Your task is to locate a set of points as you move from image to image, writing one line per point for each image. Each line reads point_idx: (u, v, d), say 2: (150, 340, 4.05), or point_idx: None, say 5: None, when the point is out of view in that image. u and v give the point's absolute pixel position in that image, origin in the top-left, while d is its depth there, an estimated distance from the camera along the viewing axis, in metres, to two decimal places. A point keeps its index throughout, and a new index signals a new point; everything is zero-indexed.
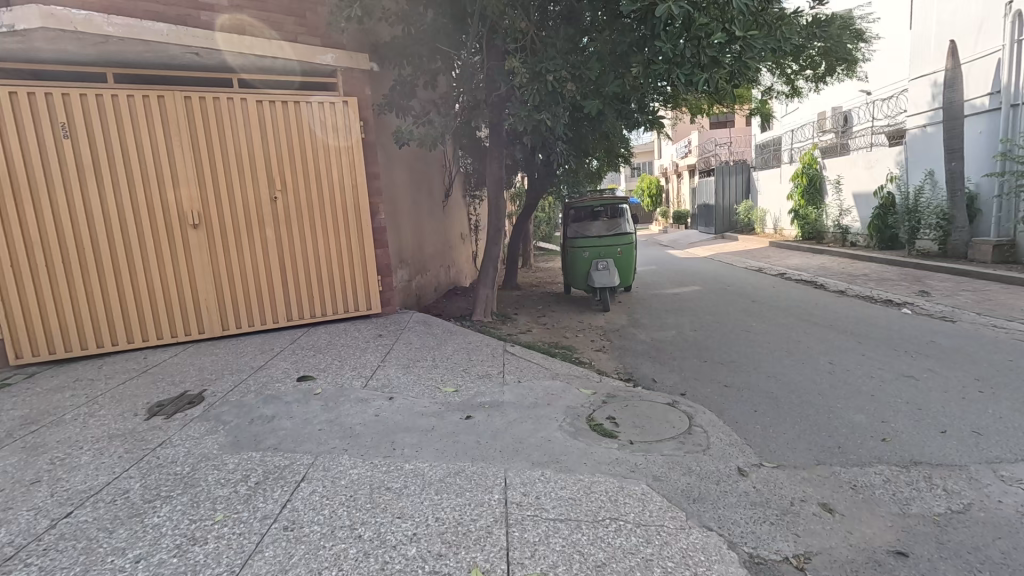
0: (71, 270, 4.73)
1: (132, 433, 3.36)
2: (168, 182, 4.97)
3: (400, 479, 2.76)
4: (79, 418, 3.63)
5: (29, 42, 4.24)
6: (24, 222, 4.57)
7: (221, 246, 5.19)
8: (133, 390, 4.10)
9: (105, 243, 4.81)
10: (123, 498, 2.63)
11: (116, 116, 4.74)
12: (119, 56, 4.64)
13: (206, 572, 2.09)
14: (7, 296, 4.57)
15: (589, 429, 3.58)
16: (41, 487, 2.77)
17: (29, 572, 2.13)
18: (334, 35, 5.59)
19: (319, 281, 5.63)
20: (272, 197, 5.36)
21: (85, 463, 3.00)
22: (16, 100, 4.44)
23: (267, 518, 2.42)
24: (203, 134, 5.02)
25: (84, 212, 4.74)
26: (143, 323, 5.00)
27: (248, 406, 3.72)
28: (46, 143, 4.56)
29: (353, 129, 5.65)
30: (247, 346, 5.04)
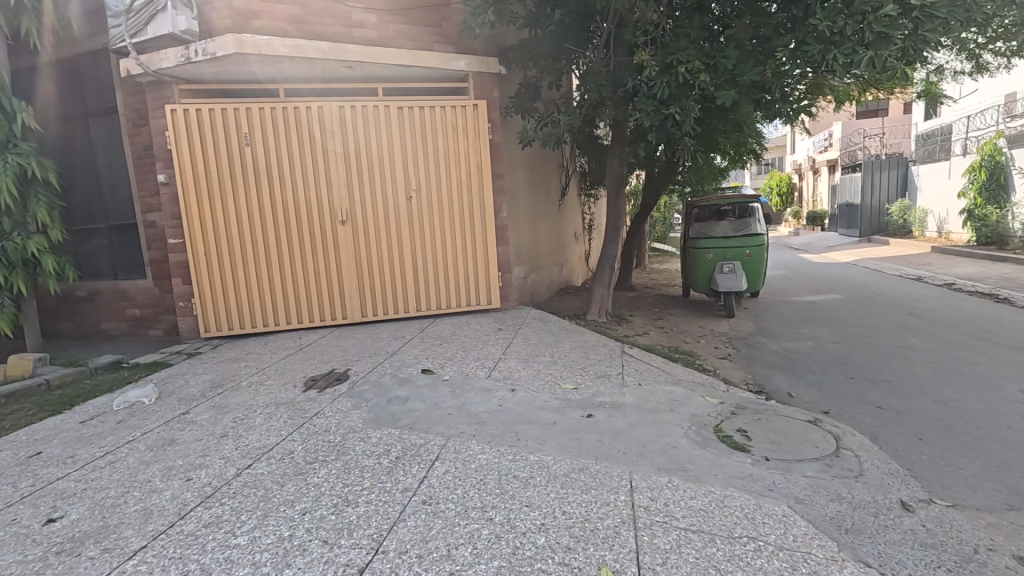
0: (247, 259, 5.53)
1: (293, 402, 3.85)
2: (322, 183, 5.59)
3: (525, 469, 2.83)
4: (253, 385, 4.24)
5: (224, 66, 5.03)
6: (215, 218, 5.44)
7: (363, 241, 5.73)
8: (293, 364, 4.70)
9: (272, 237, 5.55)
10: (289, 458, 3.02)
11: (286, 126, 5.44)
12: (289, 73, 5.33)
13: (359, 531, 2.32)
14: (200, 280, 5.49)
15: (718, 441, 3.39)
16: (228, 440, 3.29)
17: (224, 509, 2.54)
18: (466, 42, 5.87)
19: (446, 275, 5.98)
20: (407, 196, 5.79)
21: (259, 424, 3.50)
22: (214, 115, 5.32)
23: (407, 491, 2.63)
24: (353, 140, 5.58)
25: (258, 209, 5.50)
26: (299, 307, 5.69)
27: (385, 386, 4.08)
28: (233, 150, 5.39)
29: (482, 131, 5.91)
30: (382, 332, 5.52)
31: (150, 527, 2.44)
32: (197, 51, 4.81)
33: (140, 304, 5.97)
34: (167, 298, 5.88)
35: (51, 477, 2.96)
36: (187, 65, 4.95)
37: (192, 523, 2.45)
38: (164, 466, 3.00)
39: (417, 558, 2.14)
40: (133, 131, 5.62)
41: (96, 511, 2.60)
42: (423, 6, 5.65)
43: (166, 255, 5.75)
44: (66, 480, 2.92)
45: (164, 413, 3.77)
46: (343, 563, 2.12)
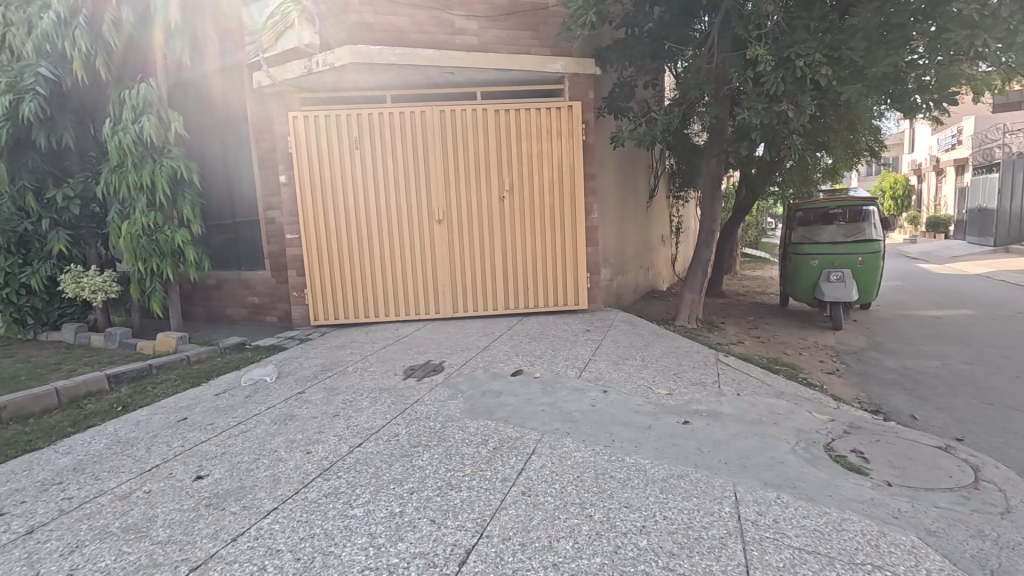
0: (352, 254, 5.96)
1: (395, 388, 4.09)
2: (422, 184, 5.89)
3: (623, 470, 2.81)
4: (358, 371, 4.56)
5: (340, 75, 5.46)
6: (326, 216, 5.91)
7: (458, 240, 5.96)
8: (392, 354, 4.99)
9: (375, 234, 5.93)
10: (394, 440, 3.22)
11: (392, 130, 5.79)
12: (396, 80, 5.67)
13: (464, 514, 2.43)
14: (312, 273, 5.97)
15: (830, 460, 3.15)
16: (339, 419, 3.57)
17: (341, 482, 2.76)
18: (563, 44, 5.91)
19: (535, 275, 6.06)
20: (500, 197, 5.94)
21: (366, 406, 3.76)
22: (330, 122, 5.79)
23: (506, 480, 2.71)
24: (452, 142, 5.82)
25: (364, 208, 5.90)
26: (397, 301, 6.03)
27: (479, 379, 4.22)
28: (344, 153, 5.82)
29: (576, 132, 5.91)
30: (472, 328, 5.71)
31: (279, 491, 2.71)
32: (318, 62, 5.28)
33: (259, 293, 6.62)
34: (282, 288, 6.47)
35: (195, 440, 3.37)
36: (308, 75, 5.43)
37: (314, 491, 2.69)
38: (286, 439, 3.31)
39: (520, 545, 2.21)
40: (259, 137, 6.24)
41: (234, 473, 2.93)
42: (521, 11, 5.77)
43: (284, 249, 6.33)
44: (208, 444, 3.31)
45: (283, 391, 4.17)
46: (452, 542, 2.23)
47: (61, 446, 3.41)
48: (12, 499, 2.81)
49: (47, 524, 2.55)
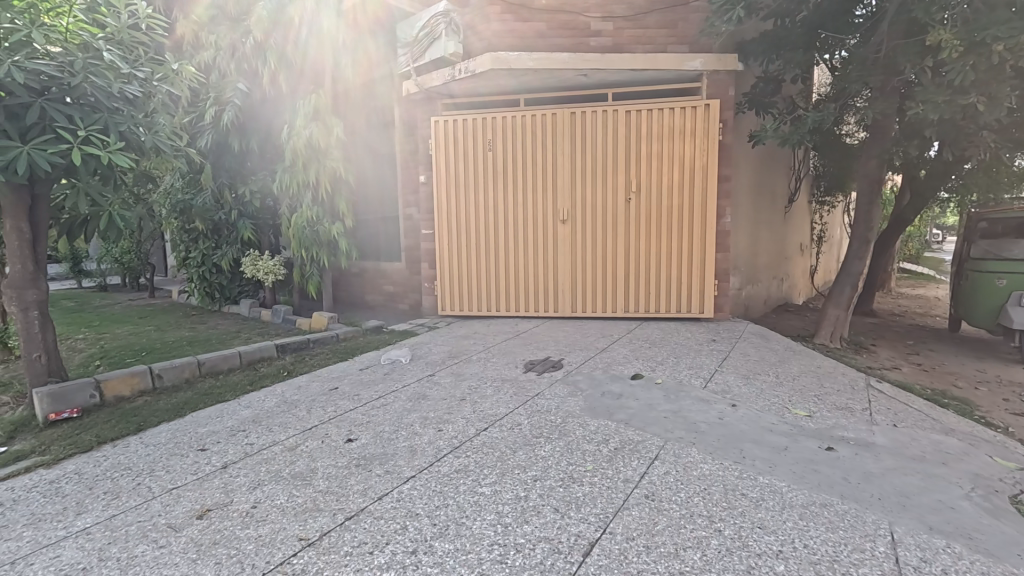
0: (480, 249, 6.29)
1: (517, 380, 4.27)
2: (548, 185, 6.02)
3: (756, 489, 2.64)
4: (481, 360, 4.81)
5: (479, 81, 5.78)
6: (458, 212, 6.30)
7: (581, 240, 6.01)
8: (513, 347, 5.18)
9: (501, 232, 6.20)
10: (518, 428, 3.36)
11: (524, 132, 6.01)
12: (531, 84, 5.87)
13: (587, 508, 2.47)
14: (443, 265, 6.42)
15: (1018, 515, 2.66)
16: (466, 403, 3.80)
17: (469, 461, 2.95)
18: (704, 40, 5.66)
19: (657, 278, 5.90)
20: (627, 198, 5.86)
21: (490, 394, 3.96)
22: (467, 124, 6.16)
23: (629, 482, 2.69)
24: (581, 143, 5.88)
25: (492, 206, 6.19)
26: (518, 296, 6.25)
27: (598, 379, 4.23)
28: (478, 154, 6.16)
29: (712, 132, 5.62)
30: (590, 329, 5.73)
31: (416, 461, 2.97)
32: (461, 70, 5.64)
33: (395, 282, 7.26)
34: (415, 278, 7.04)
35: (346, 407, 3.83)
36: (451, 83, 5.84)
37: (446, 466, 2.91)
38: (420, 415, 3.62)
39: (645, 547, 2.19)
40: (404, 140, 6.84)
41: (378, 440, 3.28)
42: (660, 9, 5.63)
43: (418, 243, 6.86)
44: (355, 412, 3.73)
45: (416, 372, 4.55)
46: (575, 533, 2.28)
47: (244, 400, 4.07)
48: (211, 438, 3.42)
49: (236, 462, 3.06)
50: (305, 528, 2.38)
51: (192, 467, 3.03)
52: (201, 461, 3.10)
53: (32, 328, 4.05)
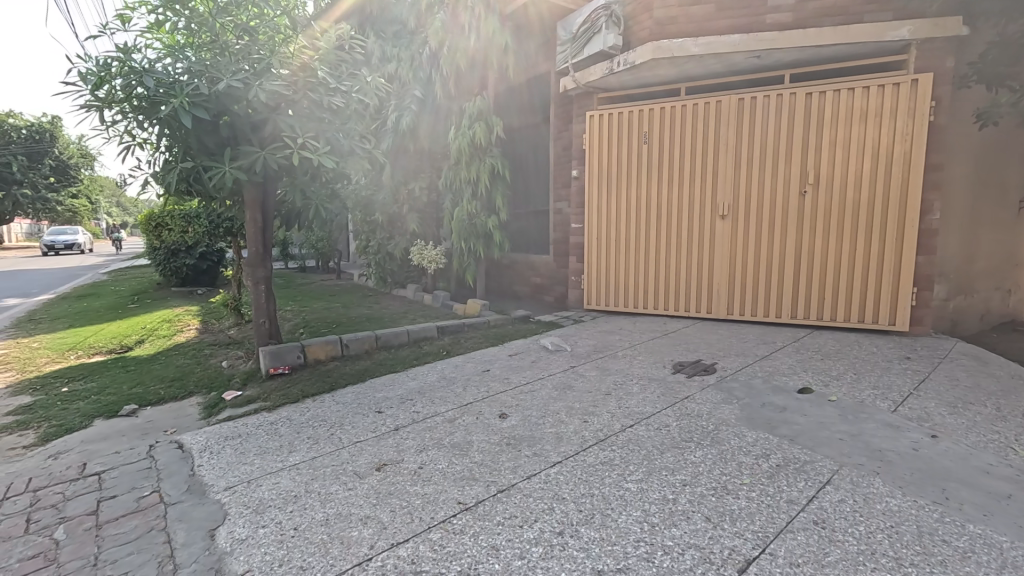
0: (629, 244, 6.19)
1: (665, 380, 4.13)
2: (708, 178, 5.66)
3: (963, 539, 2.20)
4: (627, 357, 4.76)
5: (638, 73, 5.66)
6: (609, 207, 6.29)
7: (743, 238, 5.55)
8: (661, 347, 5.01)
9: (654, 228, 6.02)
10: (666, 430, 3.25)
11: (683, 122, 5.74)
12: (694, 71, 5.58)
13: (743, 523, 2.31)
14: (591, 260, 6.50)
15: None
16: (612, 399, 3.79)
17: (615, 455, 2.95)
18: (915, 2, 4.77)
19: (835, 283, 5.20)
20: (801, 191, 5.25)
21: (636, 392, 3.90)
22: (622, 117, 6.10)
23: (793, 504, 2.45)
24: (748, 132, 5.42)
25: (645, 201, 6.05)
26: (667, 296, 6.03)
27: (757, 388, 3.89)
28: (633, 147, 6.05)
29: (920, 112, 4.73)
30: (749, 334, 5.29)
31: (562, 448, 3.07)
32: (620, 62, 5.58)
33: (542, 274, 7.47)
34: (561, 272, 7.16)
35: (497, 389, 4.09)
36: (609, 76, 5.81)
37: (592, 457, 2.96)
38: (566, 405, 3.71)
39: None
40: (558, 135, 6.99)
41: (526, 423, 3.45)
42: None
43: (567, 236, 6.97)
44: (505, 395, 3.97)
45: (562, 362, 4.66)
46: (730, 546, 2.15)
47: (411, 373, 4.59)
48: (386, 403, 3.92)
49: (406, 427, 3.47)
50: (463, 494, 2.61)
51: (372, 426, 3.52)
52: (379, 421, 3.59)
53: (261, 298, 5.05)
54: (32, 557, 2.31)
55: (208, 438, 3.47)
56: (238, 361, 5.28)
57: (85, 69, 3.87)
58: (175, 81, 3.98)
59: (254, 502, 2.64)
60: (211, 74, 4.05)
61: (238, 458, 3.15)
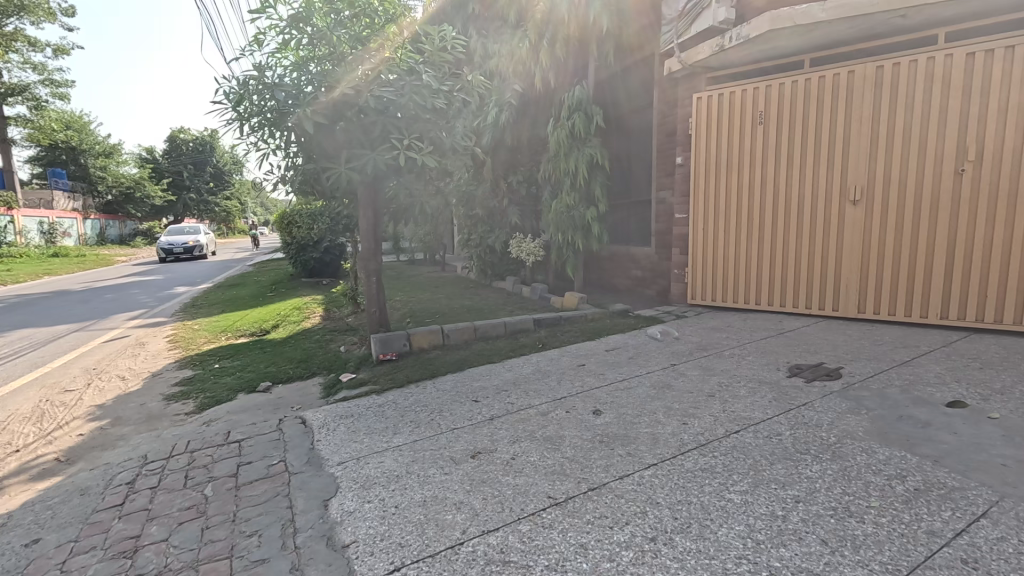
0: (740, 235, 5.74)
1: (779, 384, 3.77)
2: (837, 159, 5.04)
3: None
4: (735, 356, 4.42)
5: (752, 47, 5.18)
6: (718, 194, 5.88)
7: (878, 226, 4.87)
8: (775, 347, 4.58)
9: (770, 216, 5.51)
10: (777, 439, 2.97)
11: (807, 98, 5.16)
12: (820, 40, 4.98)
13: (869, 552, 2.03)
14: (696, 251, 6.13)
15: None
16: (716, 401, 3.54)
17: (717, 462, 2.76)
18: None
19: (1001, 278, 4.36)
20: (957, 170, 4.46)
21: (744, 395, 3.61)
22: (734, 97, 5.66)
23: (936, 536, 2.10)
24: (888, 104, 4.72)
25: (760, 187, 5.56)
26: (783, 290, 5.51)
27: (892, 398, 3.40)
28: (747, 129, 5.58)
29: None
30: (884, 335, 4.63)
31: (658, 450, 2.93)
32: (732, 38, 5.14)
33: (644, 267, 7.18)
34: (664, 264, 6.82)
35: (592, 384, 4.03)
36: (718, 54, 5.40)
37: (691, 462, 2.79)
38: (664, 405, 3.54)
39: None
40: (661, 121, 6.66)
41: (621, 421, 3.35)
42: None
43: (670, 227, 6.63)
44: (600, 391, 3.89)
45: (661, 360, 4.46)
46: None
47: (507, 364, 4.68)
48: (482, 393, 4.04)
49: (500, 417, 3.55)
50: (553, 488, 2.61)
51: (469, 414, 3.64)
52: (475, 410, 3.71)
53: (372, 288, 5.45)
54: (188, 509, 2.73)
55: (326, 416, 3.83)
56: (353, 347, 5.76)
57: (229, 88, 4.44)
58: (301, 92, 4.41)
59: (362, 478, 2.87)
60: (329, 83, 4.43)
61: (350, 436, 3.45)
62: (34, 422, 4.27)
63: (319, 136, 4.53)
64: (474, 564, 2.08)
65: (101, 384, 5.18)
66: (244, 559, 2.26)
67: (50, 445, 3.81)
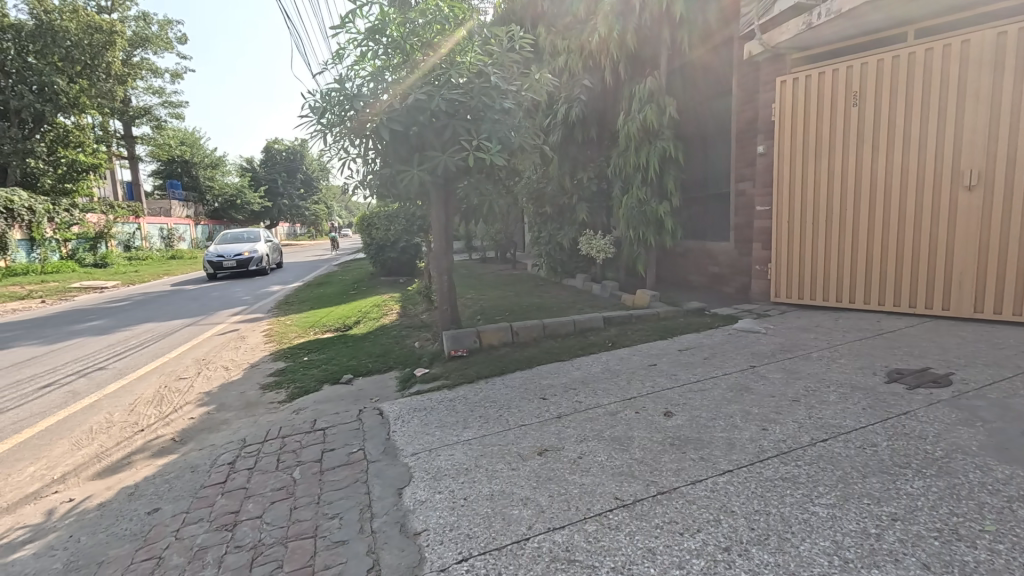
0: (831, 227, 5.29)
1: (875, 390, 3.43)
2: (949, 138, 4.51)
3: None
4: (824, 359, 4.09)
5: (844, 22, 4.75)
6: (805, 185, 5.46)
7: (1000, 212, 4.31)
8: (872, 349, 4.18)
9: (866, 205, 5.02)
10: (872, 450, 2.72)
11: (910, 74, 4.66)
12: (927, 8, 4.48)
13: None
14: (780, 246, 5.73)
15: None
16: (801, 406, 3.30)
17: (800, 471, 2.58)
18: None
19: None
20: None
21: (833, 401, 3.33)
22: (823, 79, 5.23)
23: None
24: (1012, 75, 4.17)
25: (854, 174, 5.09)
26: (882, 287, 5.01)
27: (1015, 410, 2.99)
28: (838, 112, 5.13)
29: None
30: (1006, 338, 4.09)
31: (734, 456, 2.79)
32: (820, 14, 4.73)
33: (721, 263, 6.84)
34: (744, 260, 6.45)
35: (664, 385, 3.90)
36: (805, 32, 5.00)
37: (770, 470, 2.62)
38: (742, 409, 3.35)
39: None
40: (741, 108, 6.30)
41: (694, 424, 3.22)
42: None
43: (751, 220, 6.25)
44: (672, 392, 3.76)
45: (740, 361, 4.23)
46: None
47: (576, 362, 4.65)
48: (550, 390, 4.04)
49: (568, 415, 3.54)
50: (621, 490, 2.56)
51: (537, 411, 3.66)
52: (543, 407, 3.72)
53: (443, 286, 5.63)
54: (279, 490, 2.97)
55: (401, 408, 4.01)
56: (427, 343, 5.98)
57: (313, 101, 4.76)
58: (377, 100, 4.64)
59: (433, 469, 2.98)
60: (402, 90, 4.62)
61: (423, 428, 3.59)
62: (155, 405, 4.85)
63: (394, 141, 4.75)
64: (539, 560, 2.10)
65: (208, 373, 5.77)
66: (326, 539, 2.44)
67: (168, 426, 4.32)
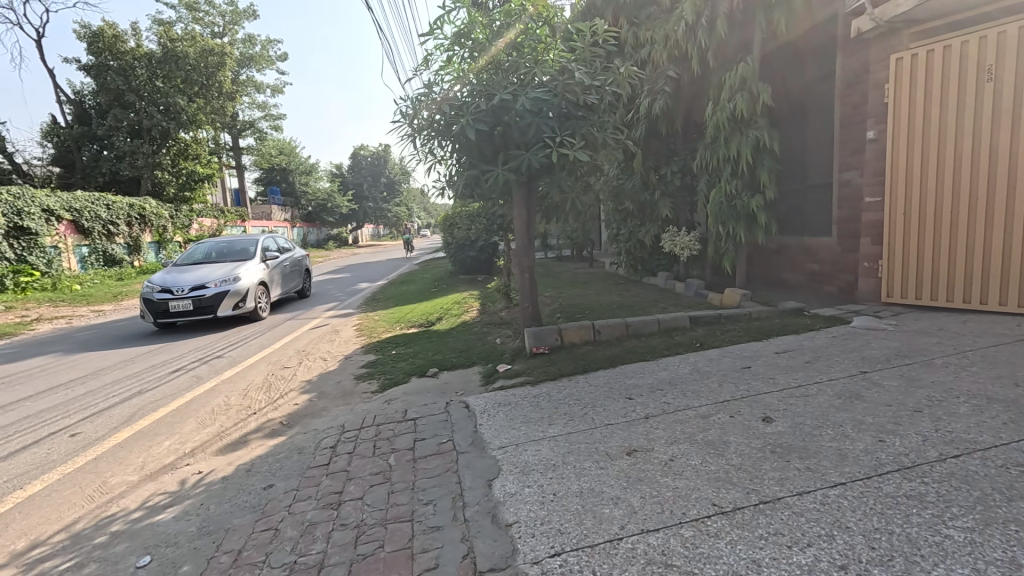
0: (957, 219, 4.73)
1: (1017, 403, 3.01)
2: None
3: None
4: (950, 366, 3.65)
5: None
6: (925, 172, 4.91)
7: None
8: (1009, 357, 3.69)
9: (1004, 193, 4.44)
10: (1016, 471, 2.39)
11: None
12: None
13: None
14: (893, 241, 5.19)
15: None
16: (924, 418, 2.97)
17: (927, 489, 2.32)
18: None
19: None
20: None
21: (964, 414, 2.97)
22: (948, 53, 4.68)
23: None
24: None
25: (988, 158, 4.53)
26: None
27: None
28: (967, 90, 4.58)
29: None
30: None
31: (846, 468, 2.57)
32: None
33: (821, 260, 6.33)
34: (848, 256, 5.93)
35: (761, 389, 3.67)
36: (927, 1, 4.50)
37: (890, 485, 2.39)
38: (854, 418, 3.08)
39: None
40: (846, 91, 5.79)
41: (797, 432, 3.00)
42: None
43: (858, 213, 5.72)
44: (770, 397, 3.53)
45: (849, 366, 3.88)
46: None
47: (662, 362, 4.50)
48: (636, 390, 3.94)
49: (656, 416, 3.44)
50: (718, 496, 2.44)
51: (624, 411, 3.59)
52: (630, 407, 3.64)
53: (525, 284, 5.69)
54: (376, 475, 3.14)
55: (486, 403, 4.11)
56: (508, 340, 6.05)
57: (404, 107, 4.98)
58: (462, 103, 4.77)
59: (521, 463, 3.02)
60: (487, 91, 4.71)
61: (508, 423, 3.65)
62: (265, 391, 5.32)
63: (479, 142, 4.85)
64: (635, 561, 2.06)
65: (309, 364, 6.23)
66: (423, 523, 2.55)
67: (276, 411, 4.72)
